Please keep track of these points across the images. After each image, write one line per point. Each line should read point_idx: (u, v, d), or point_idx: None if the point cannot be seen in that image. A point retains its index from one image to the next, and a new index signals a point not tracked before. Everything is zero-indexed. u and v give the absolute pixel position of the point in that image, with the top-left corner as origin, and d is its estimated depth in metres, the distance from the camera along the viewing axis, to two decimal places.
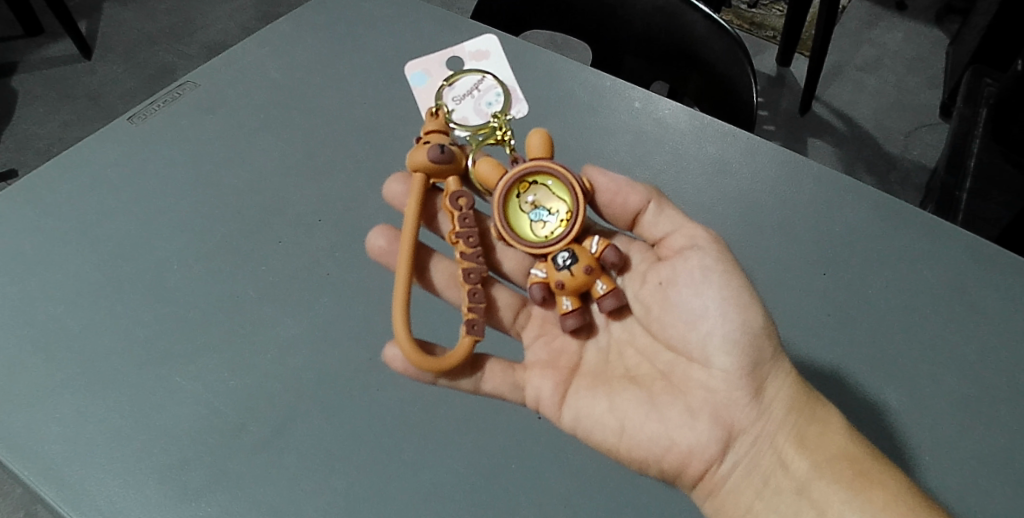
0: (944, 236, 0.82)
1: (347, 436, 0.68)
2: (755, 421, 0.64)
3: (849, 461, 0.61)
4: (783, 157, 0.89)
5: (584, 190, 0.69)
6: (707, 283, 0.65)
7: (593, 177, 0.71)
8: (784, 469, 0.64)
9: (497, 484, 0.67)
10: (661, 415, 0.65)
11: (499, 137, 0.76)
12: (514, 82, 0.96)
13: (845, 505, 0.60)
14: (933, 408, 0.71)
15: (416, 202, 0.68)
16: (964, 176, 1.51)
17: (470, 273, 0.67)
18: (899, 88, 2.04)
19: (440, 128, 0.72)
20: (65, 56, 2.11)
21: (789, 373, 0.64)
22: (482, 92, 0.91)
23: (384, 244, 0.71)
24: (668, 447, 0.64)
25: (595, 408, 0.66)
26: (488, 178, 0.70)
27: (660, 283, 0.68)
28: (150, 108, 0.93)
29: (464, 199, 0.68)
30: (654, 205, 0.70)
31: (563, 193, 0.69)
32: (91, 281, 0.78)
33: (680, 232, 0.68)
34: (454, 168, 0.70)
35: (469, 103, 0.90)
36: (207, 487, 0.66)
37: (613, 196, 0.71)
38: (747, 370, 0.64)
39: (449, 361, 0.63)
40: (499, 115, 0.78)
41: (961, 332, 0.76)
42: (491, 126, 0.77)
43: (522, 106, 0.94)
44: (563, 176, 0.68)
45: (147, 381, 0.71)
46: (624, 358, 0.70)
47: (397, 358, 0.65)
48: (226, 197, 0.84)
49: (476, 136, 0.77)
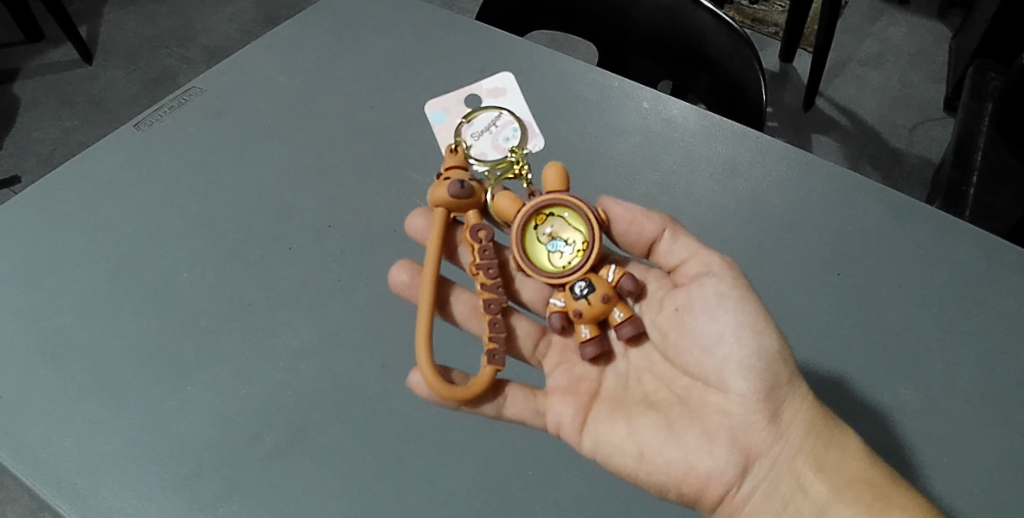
0: (958, 232, 0.81)
1: (359, 445, 0.67)
2: (775, 446, 0.64)
3: (864, 484, 0.60)
4: (794, 155, 0.88)
5: (602, 219, 0.69)
6: (724, 306, 0.64)
7: (604, 207, 0.71)
8: (802, 494, 0.62)
9: (513, 492, 0.66)
10: (678, 442, 0.64)
11: (520, 172, 0.74)
12: (531, 116, 0.93)
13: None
14: (950, 409, 0.71)
15: (438, 233, 0.68)
16: (971, 171, 1.49)
17: (490, 304, 0.66)
18: (902, 83, 2.03)
19: (458, 164, 0.72)
20: (66, 61, 2.10)
21: (809, 399, 0.63)
22: (499, 130, 0.90)
23: (407, 279, 0.71)
24: (689, 472, 0.63)
25: (611, 436, 0.65)
26: (507, 213, 0.70)
27: (676, 310, 0.67)
28: (156, 114, 0.92)
29: (484, 232, 0.68)
30: (666, 233, 0.69)
31: (581, 223, 0.68)
32: (102, 290, 0.77)
33: (694, 260, 0.68)
34: (474, 204, 0.69)
35: (487, 139, 0.90)
36: (223, 497, 0.65)
37: (626, 226, 0.70)
38: (767, 397, 0.63)
39: (468, 390, 0.62)
40: (518, 149, 0.77)
41: (977, 330, 0.75)
42: (509, 160, 0.75)
43: (540, 140, 0.90)
44: (579, 207, 0.68)
45: (160, 389, 0.70)
46: (638, 386, 0.69)
47: (420, 386, 0.64)
48: (234, 203, 0.83)
49: (495, 170, 0.75)
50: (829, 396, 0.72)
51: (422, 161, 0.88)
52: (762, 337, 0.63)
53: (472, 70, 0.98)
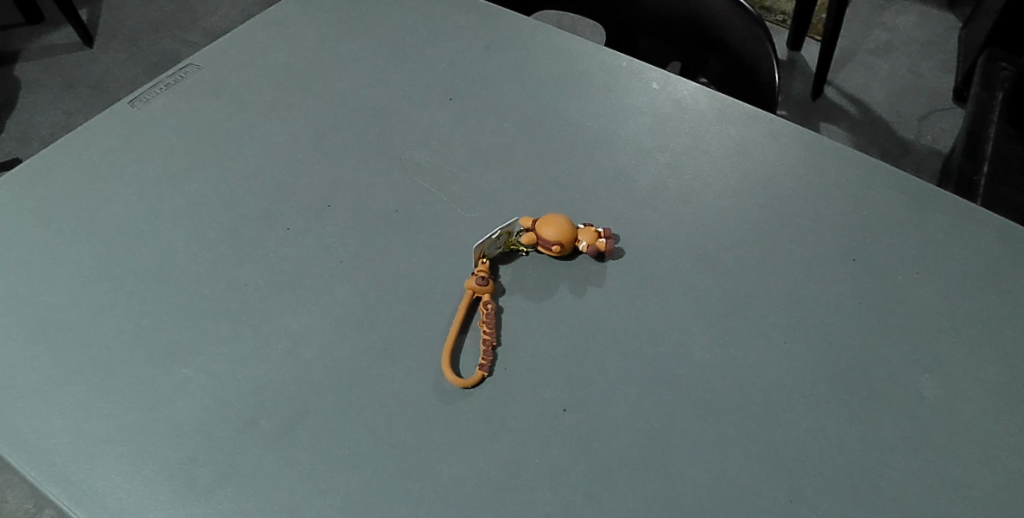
0: (975, 221, 0.79)
1: (356, 428, 0.64)
2: (860, 227, 0.79)
3: (949, 352, 0.70)
4: (807, 137, 0.86)
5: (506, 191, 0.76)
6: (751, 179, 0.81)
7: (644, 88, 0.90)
8: (919, 392, 0.68)
9: (519, 481, 0.62)
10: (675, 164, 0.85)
11: None
12: None
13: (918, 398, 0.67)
14: (975, 400, 0.67)
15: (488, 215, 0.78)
16: (981, 160, 1.46)
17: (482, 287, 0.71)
18: (912, 72, 2.00)
19: None
20: (66, 43, 2.07)
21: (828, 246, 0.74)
22: None
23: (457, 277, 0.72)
24: (768, 218, 0.80)
25: (625, 160, 0.84)
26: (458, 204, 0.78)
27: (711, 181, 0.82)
28: (153, 91, 0.90)
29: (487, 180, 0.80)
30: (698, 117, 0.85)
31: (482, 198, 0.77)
32: (96, 269, 0.75)
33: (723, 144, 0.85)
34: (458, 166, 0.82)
35: None
36: (216, 483, 0.62)
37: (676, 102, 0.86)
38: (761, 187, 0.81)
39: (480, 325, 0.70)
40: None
41: (1000, 318, 0.72)
42: None
43: None
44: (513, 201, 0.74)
45: (153, 371, 0.68)
46: (659, 152, 0.85)
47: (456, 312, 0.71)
48: (231, 181, 0.81)
49: None
50: (854, 383, 0.68)
51: (425, 142, 0.85)
52: (777, 230, 0.79)
53: (477, 50, 0.95)
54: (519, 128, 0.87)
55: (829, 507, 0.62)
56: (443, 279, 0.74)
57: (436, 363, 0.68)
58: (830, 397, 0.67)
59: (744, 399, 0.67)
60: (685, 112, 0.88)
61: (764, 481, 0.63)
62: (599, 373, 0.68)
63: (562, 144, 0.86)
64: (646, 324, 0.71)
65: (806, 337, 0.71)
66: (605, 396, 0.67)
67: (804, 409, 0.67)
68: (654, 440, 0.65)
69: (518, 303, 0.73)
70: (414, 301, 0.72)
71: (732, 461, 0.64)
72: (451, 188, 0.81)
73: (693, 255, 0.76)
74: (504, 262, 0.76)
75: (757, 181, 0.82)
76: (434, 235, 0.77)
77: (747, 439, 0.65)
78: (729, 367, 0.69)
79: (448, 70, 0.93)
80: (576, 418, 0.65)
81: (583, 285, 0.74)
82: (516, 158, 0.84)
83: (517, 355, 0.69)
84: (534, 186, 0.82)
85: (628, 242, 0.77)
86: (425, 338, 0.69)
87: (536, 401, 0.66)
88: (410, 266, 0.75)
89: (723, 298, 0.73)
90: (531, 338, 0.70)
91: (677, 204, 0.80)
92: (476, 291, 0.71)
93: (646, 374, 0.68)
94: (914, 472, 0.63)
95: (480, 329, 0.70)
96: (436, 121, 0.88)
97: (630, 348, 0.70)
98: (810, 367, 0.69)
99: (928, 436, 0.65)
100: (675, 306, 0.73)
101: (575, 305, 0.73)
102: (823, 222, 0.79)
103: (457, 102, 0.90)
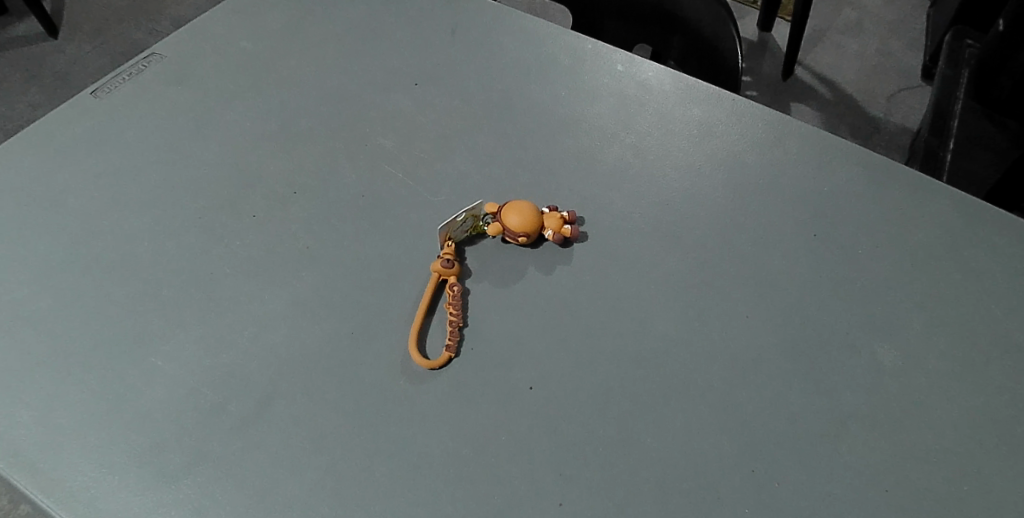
0: (931, 196, 0.81)
1: (325, 412, 0.65)
2: (819, 204, 0.80)
3: (903, 325, 0.72)
4: (769, 116, 0.87)
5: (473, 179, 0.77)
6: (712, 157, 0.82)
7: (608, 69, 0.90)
8: (875, 363, 0.70)
9: (488, 458, 0.63)
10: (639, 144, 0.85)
11: None
12: None
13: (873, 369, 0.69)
14: (930, 369, 0.70)
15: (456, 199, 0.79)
16: (947, 137, 1.48)
17: (448, 269, 0.72)
18: (880, 51, 2.02)
19: None
20: (29, 35, 2.03)
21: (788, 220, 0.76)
22: None
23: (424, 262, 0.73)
24: (730, 195, 0.81)
25: (590, 142, 0.85)
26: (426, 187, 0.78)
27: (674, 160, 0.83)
28: (114, 81, 0.89)
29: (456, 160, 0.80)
30: None
31: None
32: (59, 259, 0.74)
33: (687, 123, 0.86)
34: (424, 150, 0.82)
35: None
36: (187, 469, 0.62)
37: None
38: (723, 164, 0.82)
39: (445, 306, 0.71)
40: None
41: (954, 289, 0.74)
42: None
43: None
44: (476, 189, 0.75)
45: (121, 360, 0.67)
46: (623, 134, 0.86)
47: (422, 295, 0.72)
48: (197, 170, 0.81)
49: None
50: (814, 355, 0.70)
51: (391, 127, 0.86)
52: (740, 208, 0.80)
53: (442, 35, 0.95)
54: (486, 112, 0.88)
55: (789, 475, 0.64)
56: (411, 262, 0.74)
57: (403, 347, 0.69)
58: (790, 370, 0.69)
59: (708, 373, 0.69)
60: (648, 93, 0.89)
61: (726, 451, 0.65)
62: (566, 350, 0.69)
63: (528, 126, 0.86)
64: (612, 302, 0.73)
65: (767, 311, 0.73)
66: (572, 373, 0.68)
67: (766, 382, 0.68)
68: (620, 414, 0.66)
69: (486, 285, 0.74)
70: (382, 284, 0.73)
71: (696, 434, 0.65)
72: (418, 173, 0.82)
73: (658, 233, 0.78)
74: (471, 245, 0.77)
75: (720, 161, 0.84)
76: (401, 219, 0.77)
77: (711, 412, 0.67)
78: (694, 342, 0.70)
79: (414, 55, 0.93)
80: (542, 396, 0.67)
81: (550, 266, 0.75)
82: (482, 141, 0.85)
83: (485, 336, 0.70)
84: (501, 169, 0.82)
85: (594, 222, 0.78)
86: (394, 321, 0.70)
87: (504, 380, 0.67)
88: (378, 250, 0.75)
89: (687, 275, 0.75)
90: (499, 318, 0.71)
91: (642, 184, 0.81)
92: (443, 274, 0.72)
93: (612, 350, 0.70)
94: (871, 440, 0.66)
95: (447, 310, 0.71)
96: (402, 106, 0.88)
97: (596, 326, 0.71)
98: (771, 341, 0.71)
99: (883, 406, 0.67)
100: (640, 283, 0.74)
101: (542, 285, 0.74)
102: (783, 198, 0.81)
103: (422, 87, 0.90)
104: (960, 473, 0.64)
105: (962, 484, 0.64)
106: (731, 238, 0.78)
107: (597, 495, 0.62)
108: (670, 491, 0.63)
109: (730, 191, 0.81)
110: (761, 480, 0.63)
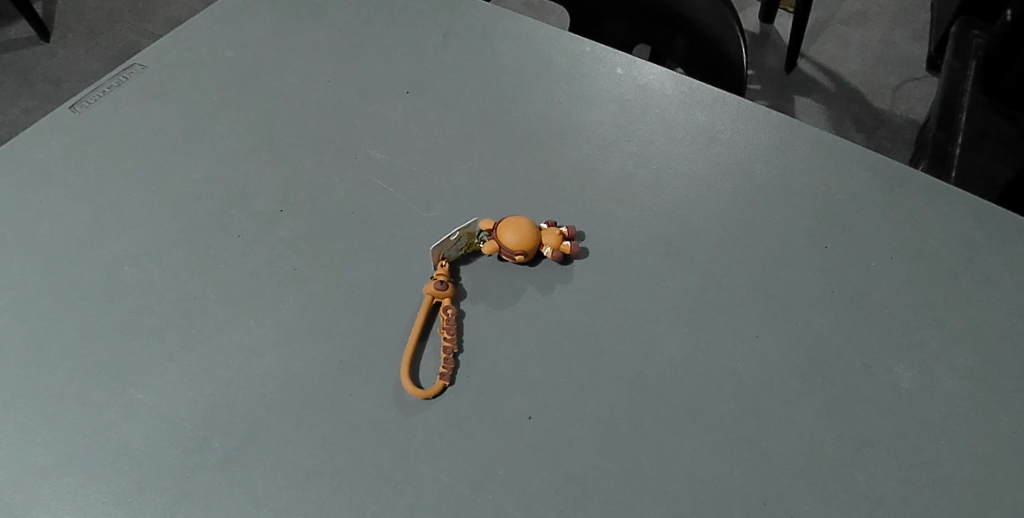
0: (946, 204, 0.77)
1: (314, 446, 0.62)
2: (830, 214, 0.77)
3: (920, 342, 0.69)
4: (776, 120, 0.84)
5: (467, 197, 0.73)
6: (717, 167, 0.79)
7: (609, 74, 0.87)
8: (891, 384, 0.66)
9: (484, 494, 0.60)
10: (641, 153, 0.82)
11: None
12: None
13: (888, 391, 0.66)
14: (949, 389, 0.66)
15: (450, 217, 0.76)
16: (956, 130, 1.40)
17: (442, 293, 0.68)
18: (885, 42, 1.98)
19: None
20: (21, 39, 1.99)
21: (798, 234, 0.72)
22: None
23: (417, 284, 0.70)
24: (736, 205, 0.77)
25: (590, 151, 0.81)
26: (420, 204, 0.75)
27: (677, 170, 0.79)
28: (94, 95, 0.86)
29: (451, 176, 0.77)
30: None
31: None
32: (36, 285, 0.71)
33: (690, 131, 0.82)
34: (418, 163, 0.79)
35: None
36: (168, 511, 0.59)
37: None
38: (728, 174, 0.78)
39: (438, 331, 0.68)
40: None
41: (972, 304, 0.71)
42: None
43: None
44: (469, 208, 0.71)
45: (101, 393, 0.64)
46: (624, 142, 0.82)
47: (414, 320, 0.68)
48: (180, 188, 0.78)
49: None
50: (826, 376, 0.67)
51: (381, 138, 0.82)
52: (747, 219, 0.76)
53: (434, 40, 0.92)
54: (480, 121, 0.84)
55: (802, 507, 0.60)
56: (403, 284, 0.71)
57: (396, 374, 0.65)
58: (802, 392, 0.66)
59: (715, 398, 0.65)
60: (650, 97, 0.85)
61: (736, 482, 0.61)
62: (566, 376, 0.66)
63: (524, 135, 0.83)
64: (613, 322, 0.69)
65: (777, 329, 0.69)
66: (572, 400, 0.65)
67: (776, 406, 0.65)
68: (623, 443, 0.63)
69: (481, 306, 0.70)
70: (372, 308, 0.69)
71: (703, 463, 0.62)
72: (410, 186, 0.78)
73: (661, 247, 0.74)
74: (466, 264, 0.73)
75: (725, 169, 0.80)
76: (393, 236, 0.74)
77: (719, 440, 0.63)
78: (700, 364, 0.67)
79: (404, 62, 0.90)
80: (542, 425, 0.63)
81: (549, 284, 0.72)
82: (477, 152, 0.81)
83: (481, 361, 0.67)
84: (496, 182, 0.79)
85: (594, 237, 0.75)
86: (386, 346, 0.67)
87: (500, 409, 0.64)
88: (368, 271, 0.72)
89: (692, 292, 0.71)
90: (495, 342, 0.68)
91: (644, 196, 0.78)
92: (437, 297, 0.69)
93: (615, 374, 0.66)
94: (888, 466, 0.62)
95: (441, 335, 0.67)
96: (393, 116, 0.84)
97: (598, 348, 0.68)
98: (782, 361, 0.67)
99: (899, 430, 0.64)
100: (643, 301, 0.71)
101: (540, 306, 0.70)
102: (792, 207, 0.77)
103: (413, 95, 0.86)
104: (983, 500, 0.61)
105: (985, 512, 0.60)
106: (738, 251, 0.74)
107: None
108: None
109: (737, 201, 0.78)
110: (772, 513, 0.60)
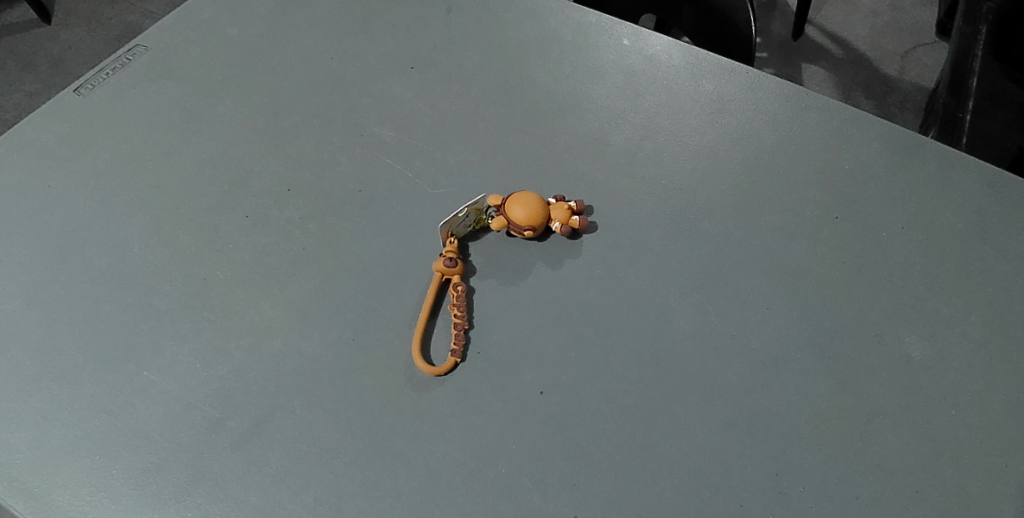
0: (958, 171, 0.76)
1: (328, 423, 0.62)
2: (840, 184, 0.76)
3: (930, 312, 0.68)
4: (784, 88, 0.83)
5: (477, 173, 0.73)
6: None
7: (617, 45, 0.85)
8: (902, 353, 0.66)
9: (497, 470, 0.61)
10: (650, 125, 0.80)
11: None
12: None
13: (897, 362, 0.66)
14: (959, 359, 0.66)
15: (458, 195, 0.75)
16: (966, 96, 1.36)
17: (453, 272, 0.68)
18: (894, 6, 1.94)
19: None
20: (22, 21, 1.97)
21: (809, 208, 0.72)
22: None
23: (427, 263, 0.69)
24: (745, 176, 0.77)
25: (597, 125, 0.80)
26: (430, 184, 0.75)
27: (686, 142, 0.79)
28: (98, 77, 0.85)
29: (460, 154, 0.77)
30: None
31: None
32: (48, 270, 0.71)
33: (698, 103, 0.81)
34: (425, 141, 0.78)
35: None
36: (187, 489, 0.60)
37: None
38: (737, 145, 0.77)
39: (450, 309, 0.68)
40: None
41: (983, 272, 0.70)
42: None
43: None
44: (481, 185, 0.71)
45: (115, 376, 0.65)
46: (631, 115, 0.81)
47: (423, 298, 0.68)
48: (186, 169, 0.77)
49: None
50: (838, 347, 0.66)
51: (387, 115, 0.81)
52: (756, 190, 0.76)
53: (437, 14, 0.91)
54: (485, 96, 0.83)
55: (813, 476, 0.61)
56: (412, 261, 0.71)
57: (406, 353, 0.66)
58: (812, 364, 0.66)
59: (726, 370, 0.65)
60: (657, 69, 0.84)
61: (747, 452, 0.62)
62: (578, 350, 0.66)
63: (529, 110, 0.82)
64: (624, 297, 0.69)
65: (788, 302, 0.69)
66: (584, 374, 0.65)
67: (788, 377, 0.65)
68: (635, 416, 0.63)
69: (490, 282, 0.70)
70: (383, 285, 0.69)
71: (716, 435, 0.62)
72: (416, 164, 0.78)
73: (671, 220, 0.74)
74: (475, 240, 0.73)
75: (734, 140, 0.79)
76: (400, 214, 0.74)
77: (731, 412, 0.63)
78: (712, 336, 0.67)
79: (407, 37, 0.89)
80: (553, 399, 0.64)
81: (557, 259, 0.71)
82: (483, 127, 0.80)
83: (490, 338, 0.67)
84: (503, 157, 0.78)
85: (602, 211, 0.74)
86: (397, 324, 0.67)
87: (512, 384, 0.64)
88: (377, 249, 0.72)
89: (701, 265, 0.71)
90: (506, 318, 0.68)
91: (653, 169, 0.77)
92: (449, 276, 0.69)
93: (626, 349, 0.66)
94: (899, 435, 0.62)
95: (451, 312, 0.67)
96: (397, 92, 0.83)
97: (608, 323, 0.68)
98: (792, 333, 0.67)
99: (910, 398, 0.64)
100: (653, 275, 0.70)
101: (549, 281, 0.70)
102: (801, 178, 0.76)
103: (416, 71, 0.85)
104: (993, 466, 0.61)
105: (997, 480, 0.60)
106: (748, 223, 0.73)
107: (612, 506, 0.59)
108: (690, 495, 0.60)
109: (747, 172, 0.77)
110: (785, 483, 0.60)
